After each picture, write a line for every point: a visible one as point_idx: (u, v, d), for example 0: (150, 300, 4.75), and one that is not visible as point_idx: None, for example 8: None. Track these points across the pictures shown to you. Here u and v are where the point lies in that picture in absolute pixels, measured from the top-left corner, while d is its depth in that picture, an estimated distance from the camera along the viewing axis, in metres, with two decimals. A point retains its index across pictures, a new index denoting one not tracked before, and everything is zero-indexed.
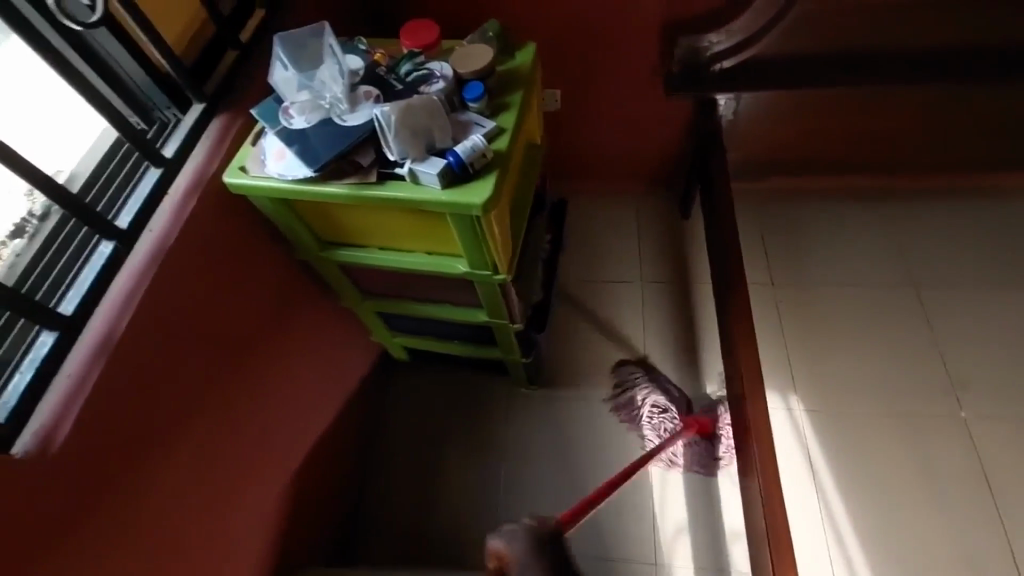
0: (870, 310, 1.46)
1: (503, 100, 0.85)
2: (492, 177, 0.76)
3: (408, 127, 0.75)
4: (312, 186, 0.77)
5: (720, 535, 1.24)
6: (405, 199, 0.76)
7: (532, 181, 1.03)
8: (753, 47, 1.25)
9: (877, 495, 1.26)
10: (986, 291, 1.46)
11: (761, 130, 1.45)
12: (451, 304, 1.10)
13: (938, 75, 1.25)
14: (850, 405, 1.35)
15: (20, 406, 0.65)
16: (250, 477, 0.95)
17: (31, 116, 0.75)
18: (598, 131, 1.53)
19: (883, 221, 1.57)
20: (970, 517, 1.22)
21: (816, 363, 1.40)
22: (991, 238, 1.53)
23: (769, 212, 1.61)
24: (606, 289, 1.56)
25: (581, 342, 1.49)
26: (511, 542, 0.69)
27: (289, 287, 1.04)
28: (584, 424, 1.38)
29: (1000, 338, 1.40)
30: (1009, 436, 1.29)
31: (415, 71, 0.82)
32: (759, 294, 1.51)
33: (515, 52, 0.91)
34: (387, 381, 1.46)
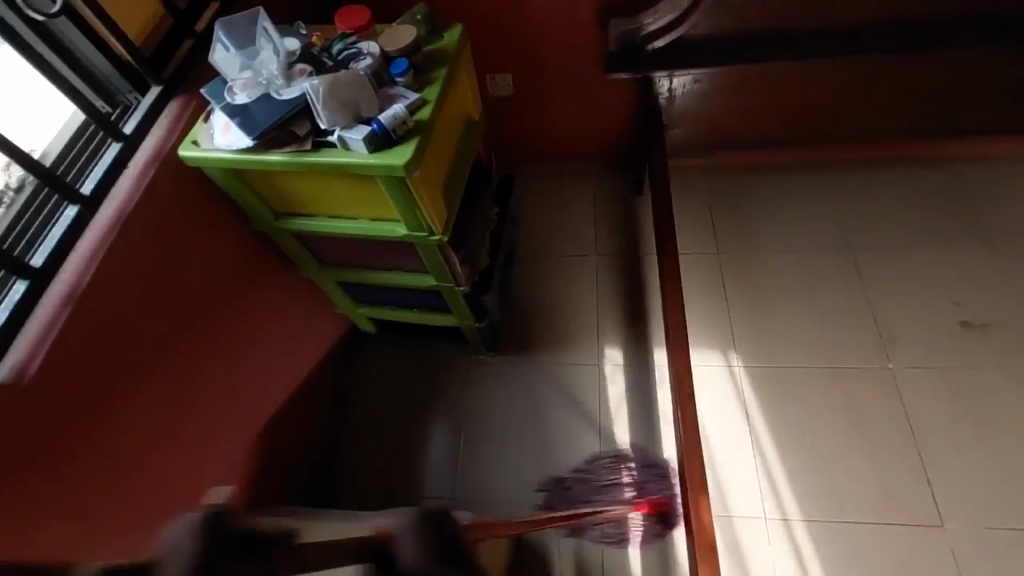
0: (806, 274, 1.55)
1: (428, 76, 0.94)
2: (413, 142, 0.86)
3: (336, 98, 0.84)
4: (257, 155, 0.88)
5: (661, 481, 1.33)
6: (337, 163, 0.85)
7: (469, 155, 1.12)
8: (681, 28, 1.34)
9: (809, 444, 1.33)
10: (918, 252, 1.55)
11: (701, 107, 1.53)
12: (401, 270, 1.19)
13: (862, 47, 1.32)
14: (784, 360, 1.44)
15: None
16: (216, 428, 1.04)
17: (16, 103, 0.83)
18: (549, 111, 1.63)
19: (818, 191, 1.67)
20: (897, 461, 1.29)
21: (756, 324, 1.49)
22: (924, 201, 1.62)
23: (716, 185, 1.71)
24: (561, 263, 1.66)
25: (537, 312, 1.59)
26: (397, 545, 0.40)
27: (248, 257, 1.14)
28: (537, 384, 1.48)
29: (932, 295, 1.48)
30: (931, 385, 1.36)
31: (346, 50, 0.91)
32: (701, 263, 1.60)
33: (443, 34, 1.00)
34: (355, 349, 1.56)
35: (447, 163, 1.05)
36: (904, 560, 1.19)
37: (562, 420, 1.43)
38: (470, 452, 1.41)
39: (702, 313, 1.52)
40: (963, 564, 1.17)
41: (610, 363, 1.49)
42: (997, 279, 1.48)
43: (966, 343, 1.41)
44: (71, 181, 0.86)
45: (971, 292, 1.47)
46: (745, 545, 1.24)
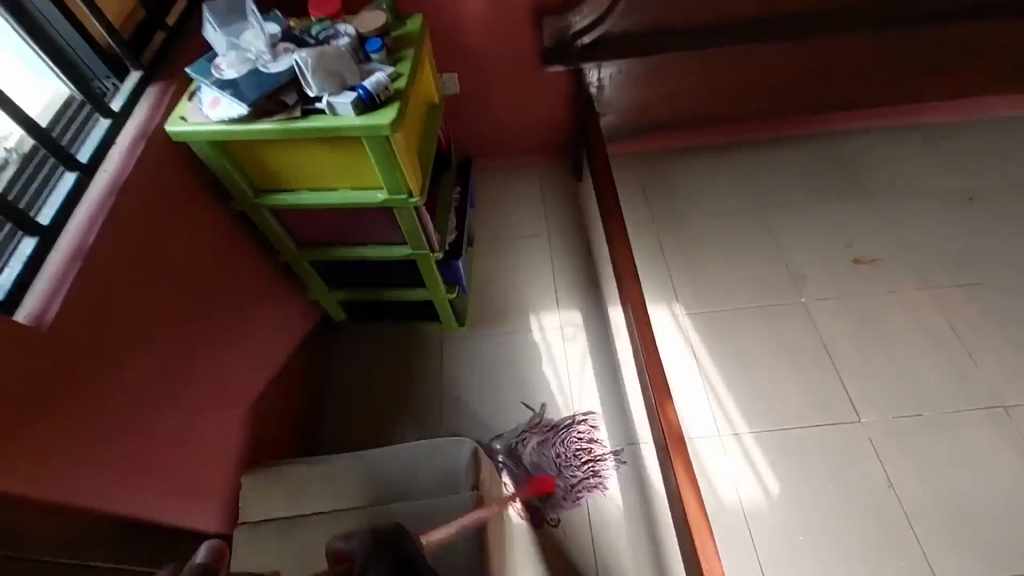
0: (729, 232, 1.80)
1: (398, 55, 1.07)
2: (395, 106, 0.97)
3: (323, 69, 0.95)
4: (247, 124, 0.96)
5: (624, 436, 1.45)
6: (326, 126, 0.95)
7: (434, 133, 1.26)
8: (604, 24, 1.56)
9: (745, 369, 1.54)
10: (814, 208, 1.84)
11: (627, 95, 1.75)
12: (379, 244, 1.28)
13: (752, 35, 1.58)
14: (720, 304, 1.66)
15: (12, 294, 0.77)
16: (211, 395, 1.09)
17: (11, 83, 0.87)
18: (494, 110, 1.82)
19: (728, 165, 1.95)
20: (820, 375, 1.51)
21: (693, 277, 1.71)
22: (812, 167, 1.93)
23: (643, 168, 1.96)
24: (516, 244, 1.83)
25: (501, 289, 1.73)
26: (350, 540, 0.68)
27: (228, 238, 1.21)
28: (508, 349, 1.61)
29: (828, 239, 1.77)
30: (835, 310, 1.62)
31: (324, 31, 1.03)
32: (640, 232, 1.82)
33: (405, 21, 1.14)
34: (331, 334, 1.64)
35: (418, 138, 1.17)
36: (835, 452, 1.40)
37: (533, 377, 1.56)
38: (452, 416, 1.51)
39: (646, 273, 1.73)
40: (879, 449, 1.40)
41: (570, 323, 1.64)
42: (877, 223, 1.79)
43: (861, 275, 1.68)
44: (67, 145, 0.91)
45: (859, 235, 1.77)
46: (705, 459, 1.41)
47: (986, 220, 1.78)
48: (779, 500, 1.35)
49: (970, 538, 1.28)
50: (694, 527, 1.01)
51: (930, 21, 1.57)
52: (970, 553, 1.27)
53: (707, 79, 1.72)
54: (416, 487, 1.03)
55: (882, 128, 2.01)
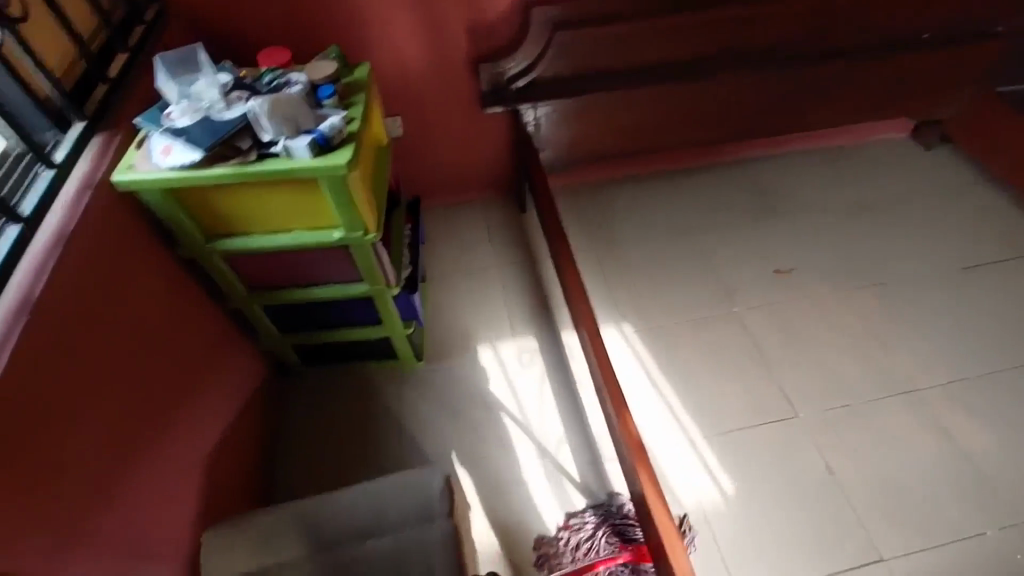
0: (666, 253, 1.95)
1: (348, 100, 1.13)
2: (350, 147, 1.01)
3: (277, 114, 0.98)
4: (199, 171, 0.97)
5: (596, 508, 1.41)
6: (283, 169, 0.98)
7: (386, 175, 1.31)
8: (534, 71, 1.69)
9: (692, 379, 1.65)
10: (736, 226, 2.03)
11: (563, 133, 1.86)
12: (335, 283, 1.30)
13: (668, 77, 1.76)
14: (664, 320, 1.78)
15: None
16: (165, 451, 1.04)
17: None
18: (437, 150, 1.91)
19: (657, 193, 2.14)
20: (757, 376, 1.64)
21: (635, 296, 1.84)
22: (731, 191, 2.14)
23: (581, 199, 2.12)
24: (468, 278, 1.89)
25: (456, 322, 1.77)
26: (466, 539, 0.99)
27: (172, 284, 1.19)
28: (467, 380, 1.64)
29: (750, 253, 1.95)
30: (764, 317, 1.78)
31: (276, 79, 1.07)
32: (586, 258, 1.95)
33: (354, 68, 1.20)
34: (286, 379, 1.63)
35: (371, 179, 1.22)
36: (779, 448, 1.51)
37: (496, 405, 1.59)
38: (418, 451, 1.52)
39: (594, 297, 1.84)
40: (817, 441, 1.52)
41: (527, 350, 1.69)
42: (790, 237, 2.00)
43: (783, 285, 1.86)
44: (9, 197, 0.88)
45: (777, 248, 1.96)
46: (665, 467, 1.49)
47: (879, 228, 2.03)
48: (736, 500, 1.44)
49: (902, 513, 1.41)
50: (662, 530, 1.06)
51: (810, 61, 1.83)
52: (904, 529, 1.39)
53: (636, 117, 1.87)
54: (388, 520, 1.02)
55: (785, 154, 2.27)
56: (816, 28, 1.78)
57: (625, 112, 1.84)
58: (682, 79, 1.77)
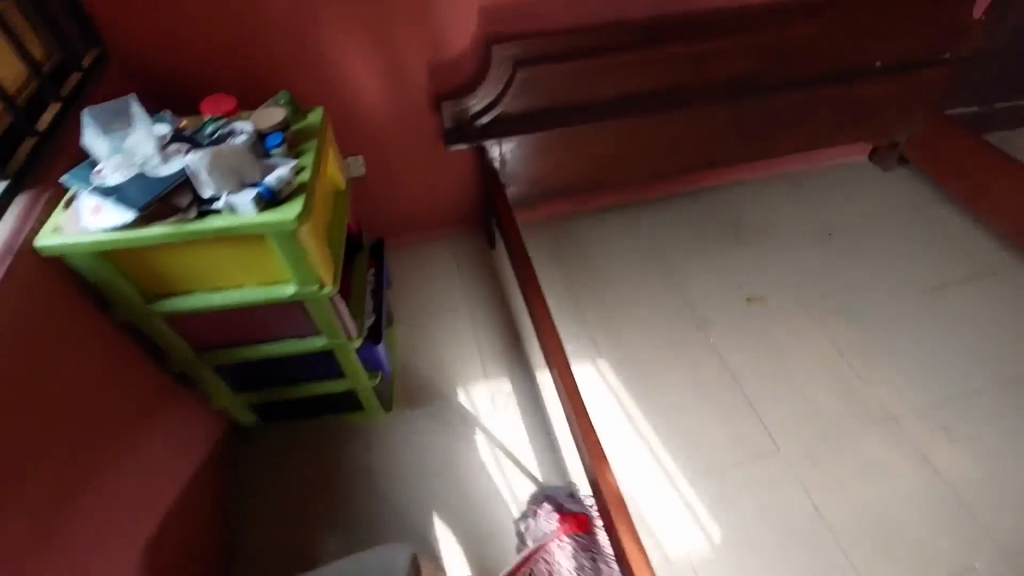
0: (637, 284, 1.94)
1: (299, 148, 1.07)
2: (300, 200, 0.95)
3: (220, 168, 0.91)
4: (136, 231, 0.90)
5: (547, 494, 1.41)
6: (225, 227, 0.91)
7: (343, 222, 1.25)
8: (498, 107, 1.67)
9: (670, 417, 1.60)
10: (706, 255, 2.03)
11: (530, 167, 1.85)
12: (291, 338, 1.22)
13: (630, 110, 1.77)
14: (639, 354, 1.75)
15: None
16: (85, 546, 0.95)
17: None
18: (400, 187, 1.87)
19: (626, 224, 2.13)
20: (735, 409, 1.61)
21: (609, 330, 1.81)
22: (699, 220, 2.15)
23: (550, 233, 2.10)
24: (437, 318, 1.84)
25: (425, 365, 1.70)
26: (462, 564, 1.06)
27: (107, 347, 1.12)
28: (439, 428, 1.55)
29: (721, 281, 1.94)
30: (740, 348, 1.75)
31: (219, 129, 1.00)
32: (557, 292, 1.91)
33: (306, 113, 1.15)
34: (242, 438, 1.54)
35: (326, 228, 1.15)
36: (763, 487, 1.47)
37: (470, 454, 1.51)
38: (387, 509, 1.42)
39: (567, 334, 1.80)
40: (800, 476, 1.49)
41: (500, 393, 1.62)
42: (760, 264, 2.00)
43: (756, 312, 1.85)
44: None
45: (749, 276, 1.96)
46: (647, 513, 1.43)
47: (846, 252, 2.04)
48: (723, 546, 1.38)
49: (887, 547, 1.39)
50: None
51: (768, 91, 1.86)
52: (893, 567, 1.36)
53: (602, 149, 1.85)
54: None
55: (750, 180, 2.30)
56: (771, 60, 1.82)
57: (590, 146, 1.83)
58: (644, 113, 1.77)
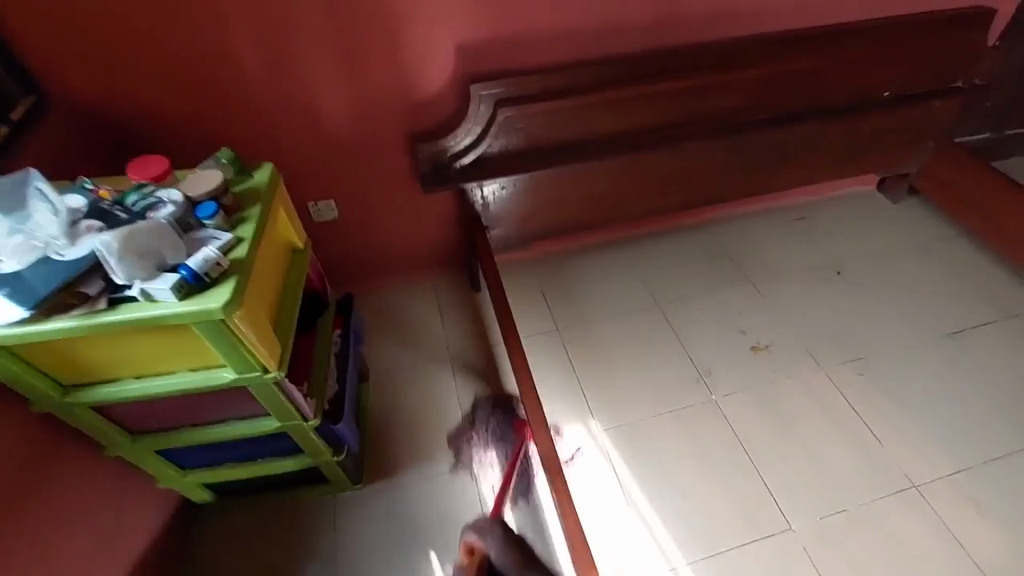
0: (631, 330, 1.81)
1: (240, 215, 0.94)
2: (231, 283, 0.82)
3: (134, 250, 0.78)
4: (37, 325, 0.77)
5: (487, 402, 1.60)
6: (139, 318, 0.78)
7: (297, 286, 1.13)
8: (480, 147, 1.55)
9: (670, 485, 1.47)
10: (706, 294, 1.89)
11: (515, 207, 1.70)
12: (238, 420, 1.10)
13: (623, 148, 1.64)
14: (632, 414, 1.61)
15: None
16: None
17: None
18: (376, 228, 1.76)
19: (622, 263, 2.01)
20: (741, 476, 1.48)
21: (603, 382, 1.68)
22: (700, 258, 2.01)
23: (540, 272, 1.99)
24: (417, 371, 1.70)
25: (402, 426, 1.58)
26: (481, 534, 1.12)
27: (17, 441, 0.99)
28: (413, 502, 1.44)
29: (722, 325, 1.81)
30: (746, 405, 1.61)
31: (143, 200, 0.87)
32: (541, 342, 1.79)
33: (253, 171, 1.02)
34: (197, 510, 1.43)
35: (272, 299, 1.03)
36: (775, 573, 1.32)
37: (449, 534, 1.38)
38: None
39: (557, 390, 1.67)
40: (816, 558, 1.34)
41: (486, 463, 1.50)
42: (764, 307, 1.85)
43: (758, 364, 1.71)
44: None
45: (752, 322, 1.81)
46: None
47: (856, 292, 1.90)
48: None
49: None
50: None
51: (768, 126, 1.74)
52: None
53: (594, 189, 1.72)
54: None
55: (752, 213, 2.17)
56: (771, 93, 1.71)
57: (579, 185, 1.69)
58: (636, 151, 1.64)
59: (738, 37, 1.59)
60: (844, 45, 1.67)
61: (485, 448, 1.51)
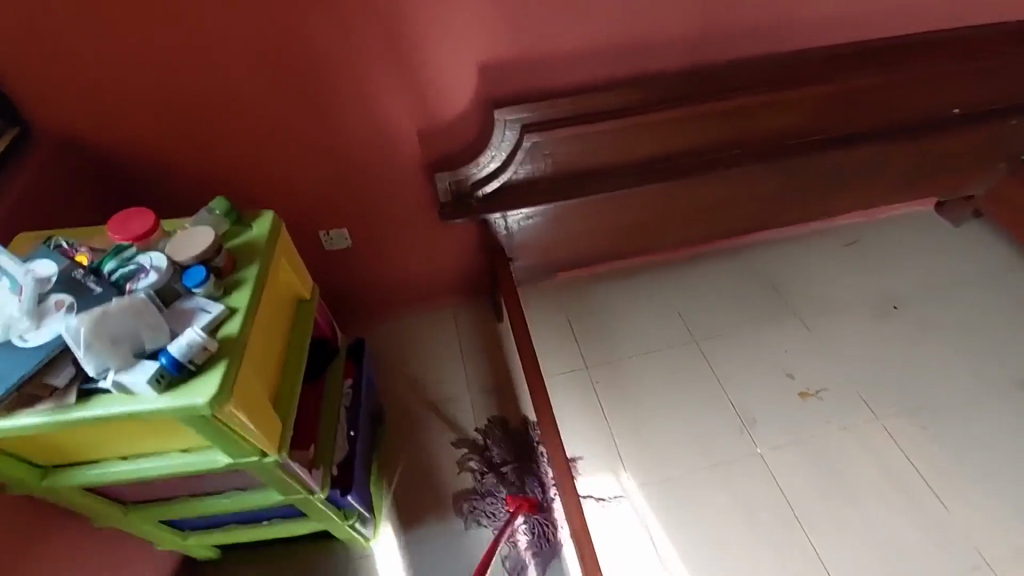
0: (664, 370, 1.68)
1: (234, 278, 0.83)
2: (219, 371, 0.71)
3: (107, 335, 0.68)
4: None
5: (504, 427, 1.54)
6: (112, 416, 0.67)
7: (303, 339, 1.03)
8: (504, 175, 1.42)
9: (710, 552, 1.36)
10: (746, 327, 1.76)
11: (542, 236, 1.56)
12: (239, 492, 0.99)
13: (661, 175, 1.50)
14: (670, 469, 1.49)
15: None
16: None
17: None
18: (392, 257, 1.64)
19: (656, 289, 1.88)
20: (788, 547, 1.36)
21: (634, 430, 1.56)
22: (739, 288, 1.87)
23: (566, 301, 1.86)
24: (433, 412, 1.59)
25: (418, 476, 1.47)
26: None
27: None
28: (430, 564, 1.33)
29: (762, 365, 1.67)
30: (797, 465, 1.48)
31: (123, 267, 0.77)
32: (567, 381, 1.67)
33: (251, 222, 0.92)
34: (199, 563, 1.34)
35: (275, 361, 0.93)
36: None
37: None
38: None
39: (585, 436, 1.56)
40: None
41: None
42: (810, 346, 1.71)
43: (807, 413, 1.57)
44: None
45: (799, 363, 1.67)
46: None
47: (914, 330, 1.74)
48: None
49: None
50: None
51: (822, 150, 1.57)
52: None
53: (628, 219, 1.57)
54: None
55: (797, 236, 2.00)
56: (825, 112, 1.54)
57: (611, 216, 1.55)
58: (673, 178, 1.49)
59: (794, 51, 1.42)
60: (915, 60, 1.49)
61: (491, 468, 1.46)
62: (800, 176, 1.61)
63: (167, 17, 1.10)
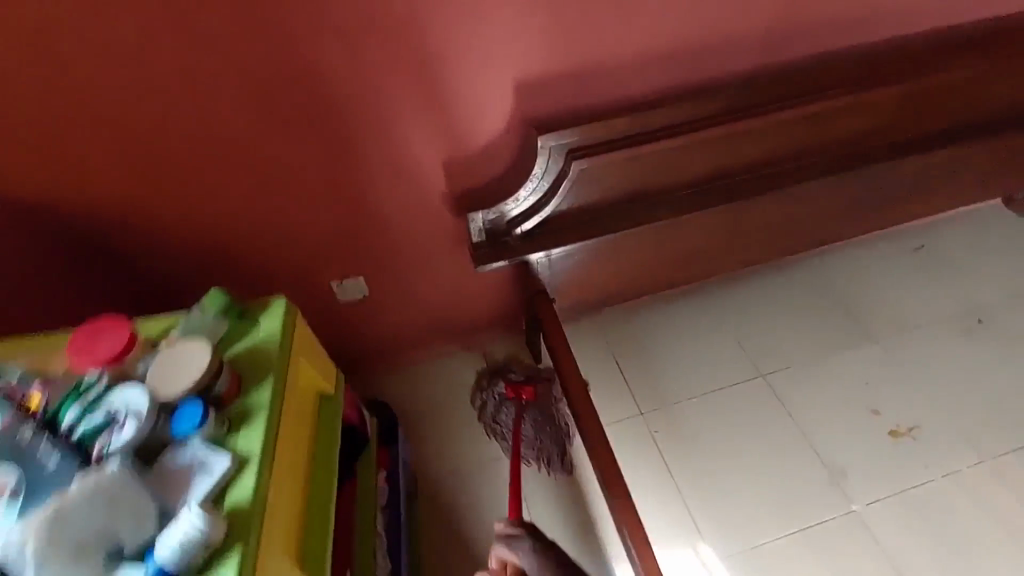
0: (732, 413, 1.48)
1: (236, 409, 0.80)
2: (230, 560, 0.66)
3: (69, 541, 0.64)
4: None
5: (501, 364, 1.52)
6: None
7: (332, 454, 0.92)
8: (546, 209, 1.21)
9: None
10: (818, 357, 1.56)
11: (591, 272, 1.31)
12: None
13: (727, 195, 1.28)
14: (754, 537, 1.30)
15: None
16: None
17: None
18: (416, 303, 1.43)
19: (712, 316, 1.66)
20: None
21: (705, 489, 1.37)
22: (806, 310, 1.65)
23: (611, 336, 1.64)
24: (474, 479, 1.37)
25: (464, 563, 1.26)
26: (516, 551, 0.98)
27: None
28: None
29: (840, 403, 1.47)
30: (898, 522, 1.30)
31: (93, 422, 0.76)
32: (624, 433, 1.47)
33: (256, 319, 0.90)
34: None
35: (302, 488, 0.84)
36: None
37: None
38: None
39: (651, 500, 1.36)
40: None
41: None
42: (895, 373, 1.51)
43: (902, 458, 1.38)
44: None
45: (884, 395, 1.48)
46: None
47: (1010, 351, 1.53)
48: None
49: None
50: None
51: (907, 154, 1.36)
52: None
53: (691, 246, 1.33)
54: None
55: (863, 246, 1.78)
56: (909, 111, 1.33)
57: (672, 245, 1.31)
58: (741, 198, 1.27)
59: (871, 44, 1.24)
60: (1009, 48, 1.30)
61: (497, 408, 1.45)
62: (884, 185, 1.39)
63: (148, 54, 0.94)
